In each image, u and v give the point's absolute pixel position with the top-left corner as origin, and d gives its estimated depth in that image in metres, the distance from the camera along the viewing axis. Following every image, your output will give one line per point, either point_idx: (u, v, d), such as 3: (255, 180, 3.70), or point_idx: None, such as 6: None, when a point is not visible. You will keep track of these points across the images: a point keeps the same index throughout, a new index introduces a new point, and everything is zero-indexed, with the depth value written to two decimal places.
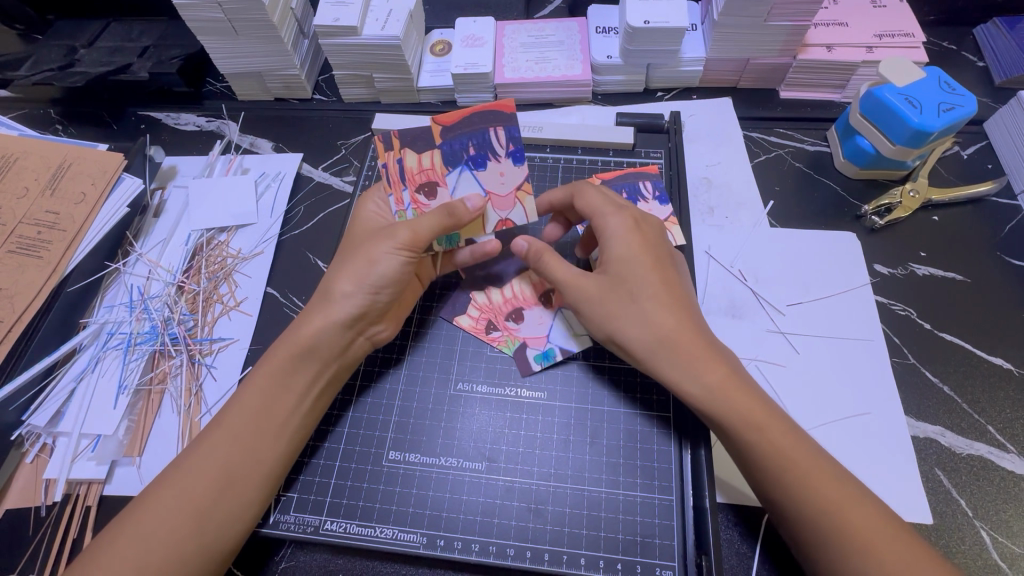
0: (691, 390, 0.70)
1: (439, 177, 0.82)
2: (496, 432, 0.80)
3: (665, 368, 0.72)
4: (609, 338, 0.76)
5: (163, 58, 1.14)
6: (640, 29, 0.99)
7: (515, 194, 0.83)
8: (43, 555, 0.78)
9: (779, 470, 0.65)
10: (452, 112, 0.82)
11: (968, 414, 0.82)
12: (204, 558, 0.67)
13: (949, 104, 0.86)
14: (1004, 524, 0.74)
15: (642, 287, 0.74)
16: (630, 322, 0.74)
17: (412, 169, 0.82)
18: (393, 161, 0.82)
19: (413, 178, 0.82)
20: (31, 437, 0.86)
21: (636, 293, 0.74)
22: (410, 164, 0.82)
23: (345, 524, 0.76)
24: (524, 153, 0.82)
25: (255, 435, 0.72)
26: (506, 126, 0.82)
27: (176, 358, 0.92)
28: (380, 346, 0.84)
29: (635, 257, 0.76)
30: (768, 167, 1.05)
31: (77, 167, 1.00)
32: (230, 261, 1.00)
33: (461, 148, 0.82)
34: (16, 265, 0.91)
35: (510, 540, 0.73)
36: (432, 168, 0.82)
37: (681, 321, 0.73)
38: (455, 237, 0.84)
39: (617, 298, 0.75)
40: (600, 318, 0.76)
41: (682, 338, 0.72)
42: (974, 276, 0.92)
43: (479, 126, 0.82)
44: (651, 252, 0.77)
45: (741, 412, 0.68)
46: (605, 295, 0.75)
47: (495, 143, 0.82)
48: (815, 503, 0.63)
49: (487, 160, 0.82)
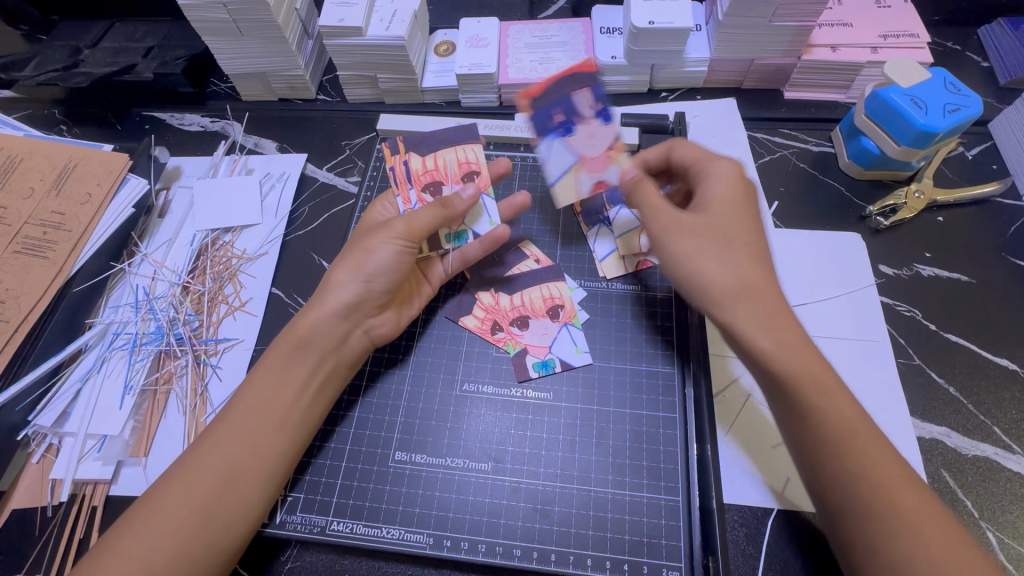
0: (762, 342, 0.68)
1: (441, 175, 0.89)
2: (502, 432, 0.80)
3: (745, 312, 0.69)
4: (687, 278, 0.74)
5: (168, 58, 1.15)
6: (644, 29, 0.99)
7: (606, 153, 0.87)
8: (50, 554, 0.78)
9: (827, 444, 0.64)
10: (536, 85, 0.87)
11: (974, 415, 0.82)
12: (211, 557, 0.67)
13: (953, 105, 0.86)
14: (1010, 525, 0.74)
15: (735, 233, 0.74)
16: (715, 261, 0.72)
17: (417, 170, 0.89)
18: (400, 164, 0.89)
19: (418, 178, 0.88)
20: (36, 437, 0.86)
21: (728, 236, 0.74)
22: (415, 166, 0.89)
23: (351, 524, 0.76)
24: (611, 111, 0.87)
25: (262, 434, 0.72)
26: (591, 87, 0.87)
27: (182, 359, 0.92)
28: (383, 342, 0.84)
29: (731, 206, 0.76)
30: (772, 168, 1.05)
31: (82, 168, 1.00)
32: (235, 261, 1.00)
33: (550, 115, 0.87)
34: (22, 265, 0.91)
35: (516, 541, 0.73)
36: (435, 168, 0.89)
37: (765, 272, 0.72)
38: (463, 233, 0.87)
39: (707, 238, 0.74)
40: (682, 253, 0.74)
41: (764, 293, 0.70)
42: (979, 277, 0.92)
43: (566, 92, 0.87)
44: (745, 207, 0.77)
45: (809, 369, 0.66)
46: (695, 235, 0.74)
47: (582, 105, 0.86)
48: (862, 479, 0.62)
49: (576, 124, 0.87)
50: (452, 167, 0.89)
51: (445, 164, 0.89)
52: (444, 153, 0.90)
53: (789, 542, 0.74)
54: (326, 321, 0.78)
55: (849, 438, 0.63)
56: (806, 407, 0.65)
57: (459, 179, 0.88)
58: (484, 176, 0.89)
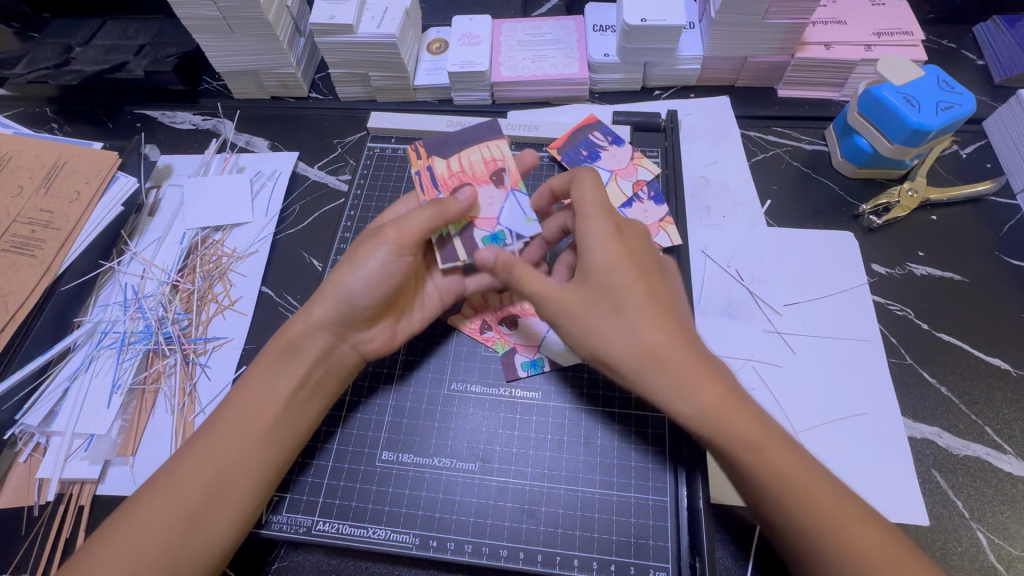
0: (688, 406, 0.64)
1: (469, 176, 0.84)
2: (490, 432, 0.79)
3: (654, 387, 0.66)
4: (594, 355, 0.70)
5: (160, 56, 1.14)
6: (637, 27, 0.99)
7: (632, 163, 0.98)
8: (37, 554, 0.78)
9: (785, 494, 0.59)
10: (557, 137, 1.03)
11: (966, 415, 0.81)
12: (196, 559, 0.66)
13: (947, 103, 0.85)
14: (1001, 526, 0.74)
15: (617, 298, 0.68)
16: (617, 334, 0.67)
17: (443, 174, 0.85)
18: (424, 168, 0.86)
19: (444, 182, 0.84)
20: (24, 436, 0.86)
21: (623, 300, 0.68)
22: (440, 170, 0.85)
23: (338, 524, 0.75)
24: (623, 136, 1.01)
25: (248, 434, 0.72)
26: (600, 127, 1.02)
27: (170, 358, 0.92)
28: (371, 359, 0.83)
29: (616, 264, 0.69)
30: (765, 166, 1.04)
31: (71, 166, 0.99)
32: (225, 260, 1.00)
33: (577, 154, 1.00)
34: (10, 264, 0.90)
35: (503, 541, 0.73)
36: (463, 171, 0.85)
37: (660, 330, 0.66)
38: (499, 233, 0.80)
39: (599, 311, 0.69)
40: (584, 334, 0.70)
41: (669, 353, 0.66)
42: (972, 276, 0.91)
43: (581, 135, 1.01)
44: (632, 258, 0.70)
45: (737, 428, 0.62)
46: (587, 306, 0.69)
47: (598, 140, 1.01)
48: (809, 529, 0.58)
49: (599, 152, 1.00)
50: (479, 166, 0.85)
51: (472, 165, 0.85)
52: (469, 153, 0.86)
53: None
54: (321, 335, 0.77)
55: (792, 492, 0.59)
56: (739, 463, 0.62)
57: (488, 178, 0.84)
58: (513, 170, 0.84)
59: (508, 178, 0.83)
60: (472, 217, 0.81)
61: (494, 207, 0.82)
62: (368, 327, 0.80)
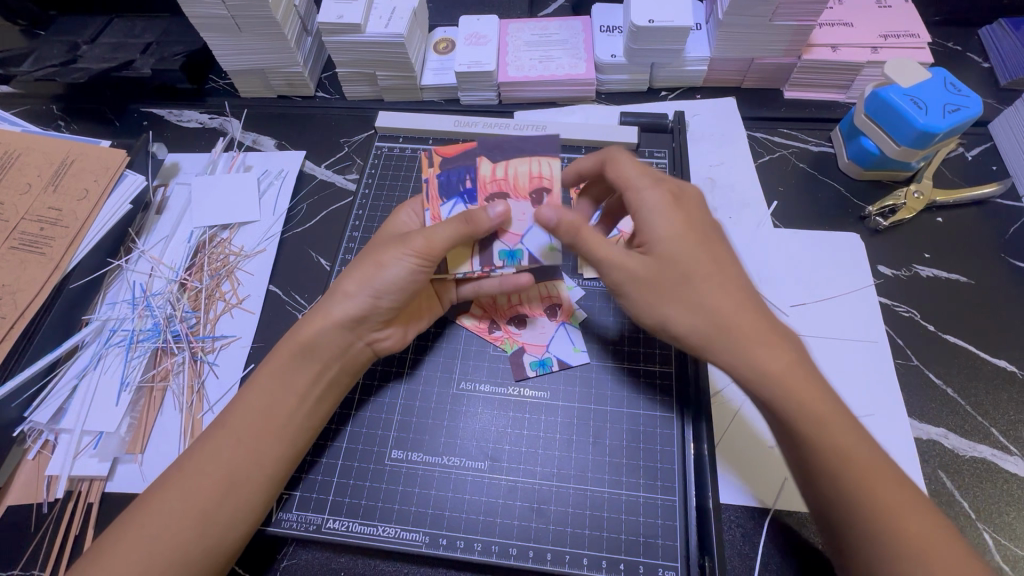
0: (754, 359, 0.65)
1: (510, 187, 0.78)
2: (499, 432, 0.80)
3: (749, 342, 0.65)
4: (660, 328, 0.70)
5: (167, 54, 1.14)
6: (644, 28, 0.99)
7: None
8: (45, 552, 0.78)
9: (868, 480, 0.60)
10: None
11: (971, 416, 0.81)
12: (206, 554, 0.67)
13: (953, 106, 0.86)
14: (1007, 526, 0.74)
15: (689, 272, 0.68)
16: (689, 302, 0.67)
17: (484, 177, 0.79)
18: (435, 177, 0.82)
19: (484, 187, 0.79)
20: (33, 433, 0.86)
21: (688, 272, 0.67)
22: (483, 172, 0.79)
23: (347, 522, 0.76)
24: None
25: (258, 430, 0.72)
26: None
27: (179, 356, 0.92)
28: (383, 354, 0.83)
29: (679, 237, 0.69)
30: (771, 167, 1.05)
31: (79, 163, 0.99)
32: (233, 258, 1.00)
33: None
34: (18, 261, 0.90)
35: (512, 540, 0.73)
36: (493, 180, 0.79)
37: (737, 304, 0.66)
38: (517, 252, 0.78)
39: (666, 285, 0.68)
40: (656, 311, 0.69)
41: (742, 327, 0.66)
42: (978, 278, 0.91)
43: None
44: (696, 235, 0.69)
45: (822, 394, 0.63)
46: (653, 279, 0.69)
47: None
48: (862, 507, 0.59)
49: None
50: (523, 180, 0.77)
51: (516, 176, 0.78)
52: (518, 162, 0.78)
53: (788, 543, 0.73)
54: (336, 333, 0.77)
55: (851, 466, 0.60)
56: (818, 418, 0.62)
57: (528, 195, 0.77)
58: (556, 194, 0.77)
59: (548, 201, 0.77)
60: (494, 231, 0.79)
61: (523, 225, 0.78)
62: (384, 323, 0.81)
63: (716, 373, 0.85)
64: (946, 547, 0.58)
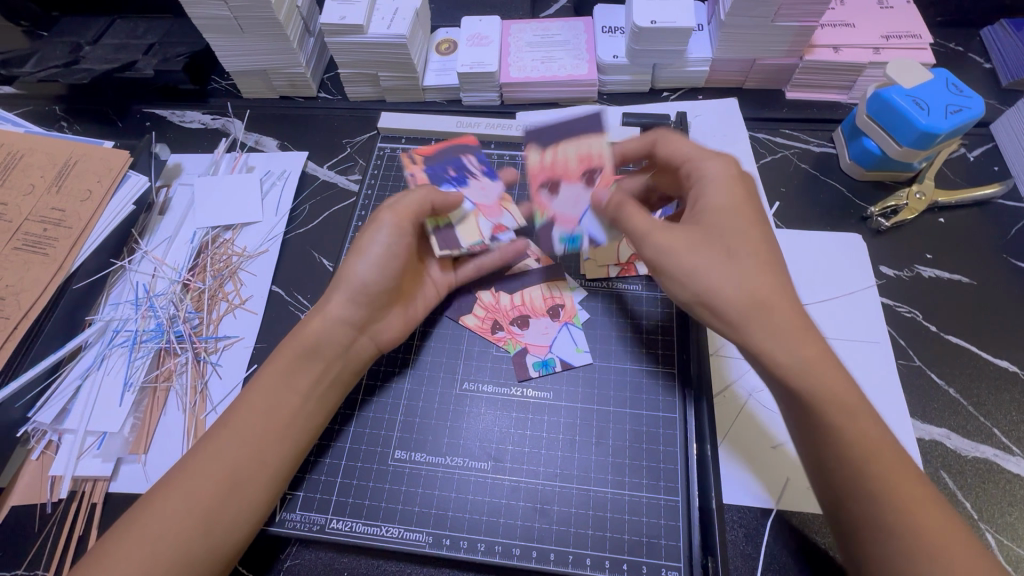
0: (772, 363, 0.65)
1: (563, 170, 0.89)
2: (502, 432, 0.80)
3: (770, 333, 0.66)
4: (696, 297, 0.71)
5: (170, 55, 1.15)
6: (646, 29, 0.99)
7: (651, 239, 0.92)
8: (49, 553, 0.78)
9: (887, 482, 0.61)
10: None
11: (974, 417, 0.81)
12: (209, 554, 0.67)
13: (956, 106, 0.86)
14: (1009, 527, 0.74)
15: (735, 240, 0.70)
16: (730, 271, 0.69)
17: (535, 165, 0.89)
18: (419, 170, 0.91)
19: (537, 174, 0.89)
20: (36, 434, 0.86)
21: (731, 239, 0.70)
22: (534, 160, 0.88)
23: (351, 523, 0.76)
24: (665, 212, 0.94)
25: (262, 431, 0.72)
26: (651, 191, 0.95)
27: (182, 356, 0.92)
28: (386, 349, 0.84)
29: (731, 210, 0.72)
30: (773, 168, 1.05)
31: (83, 164, 1.00)
32: (235, 259, 1.00)
33: None
34: (22, 262, 0.91)
35: (515, 540, 0.73)
36: (464, 167, 0.92)
37: (777, 278, 0.69)
38: (577, 236, 0.89)
39: (710, 249, 0.71)
40: (687, 274, 0.71)
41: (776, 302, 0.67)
42: (980, 278, 0.92)
43: None
44: (746, 208, 0.73)
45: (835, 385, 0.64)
46: (697, 243, 0.71)
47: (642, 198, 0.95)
48: (876, 507, 0.60)
49: None
50: (572, 162, 0.89)
51: (565, 159, 0.89)
52: (565, 148, 0.89)
53: (790, 543, 0.74)
54: (339, 335, 0.77)
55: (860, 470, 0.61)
56: (828, 423, 0.63)
57: (579, 176, 0.89)
58: (605, 172, 0.88)
59: (598, 178, 0.88)
60: (477, 207, 0.88)
61: (577, 207, 0.89)
62: (382, 319, 0.82)
63: (719, 374, 0.86)
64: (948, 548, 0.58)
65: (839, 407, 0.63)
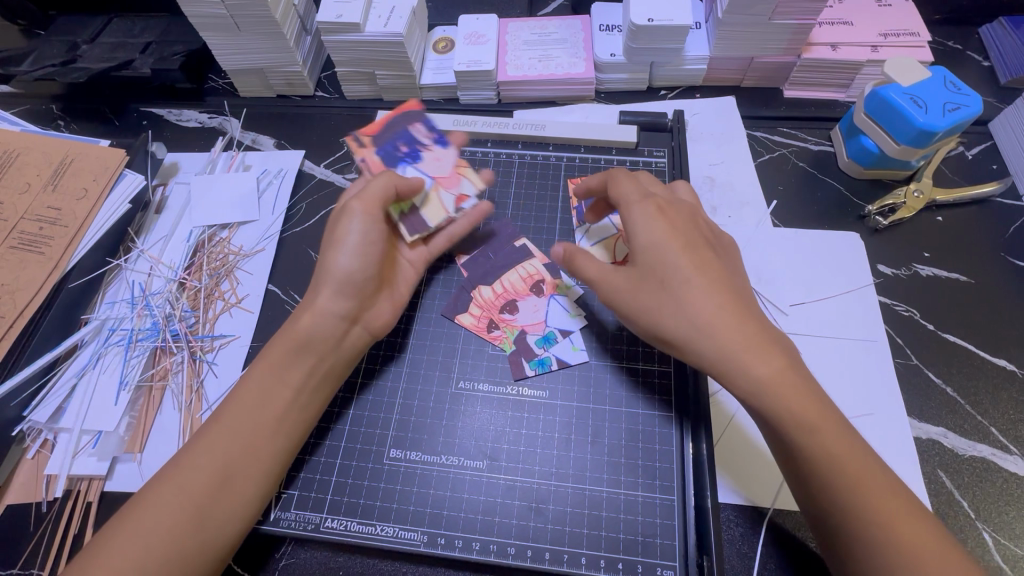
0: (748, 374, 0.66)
1: (513, 294, 0.89)
2: (498, 431, 0.80)
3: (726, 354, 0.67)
4: (650, 333, 0.73)
5: (167, 54, 1.14)
6: (643, 27, 0.99)
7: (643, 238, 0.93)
8: (44, 553, 0.78)
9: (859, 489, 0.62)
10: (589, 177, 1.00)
11: (971, 416, 0.81)
12: (203, 553, 0.66)
13: (953, 105, 0.86)
14: (1007, 526, 0.74)
15: (669, 271, 0.71)
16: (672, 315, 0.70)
17: (489, 298, 0.89)
18: (370, 153, 0.92)
19: (492, 305, 0.89)
20: (31, 433, 0.86)
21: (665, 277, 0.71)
22: (484, 295, 0.90)
23: (345, 522, 0.75)
24: None
25: (256, 431, 0.72)
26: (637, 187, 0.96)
27: (177, 355, 0.92)
28: (381, 335, 0.85)
29: (662, 244, 0.72)
30: (771, 166, 1.04)
31: (79, 163, 0.99)
32: (232, 257, 1.00)
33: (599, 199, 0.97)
34: (17, 261, 0.90)
35: (510, 540, 0.73)
36: (413, 139, 0.93)
37: (714, 300, 0.69)
38: (550, 335, 0.86)
39: (648, 287, 0.72)
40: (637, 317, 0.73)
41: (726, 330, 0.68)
42: (978, 277, 0.91)
43: None
44: (676, 240, 0.73)
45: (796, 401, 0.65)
46: (636, 287, 0.73)
47: None
48: (855, 515, 0.61)
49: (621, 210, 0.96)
50: (519, 283, 0.90)
51: (512, 284, 0.90)
52: (508, 274, 0.91)
53: (786, 542, 0.73)
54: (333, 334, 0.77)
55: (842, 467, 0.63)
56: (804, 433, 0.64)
57: (529, 291, 0.89)
58: (550, 281, 0.90)
59: (546, 287, 0.90)
60: (436, 181, 0.90)
61: (539, 313, 0.88)
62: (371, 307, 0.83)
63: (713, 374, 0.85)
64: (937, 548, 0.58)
65: (805, 424, 0.64)
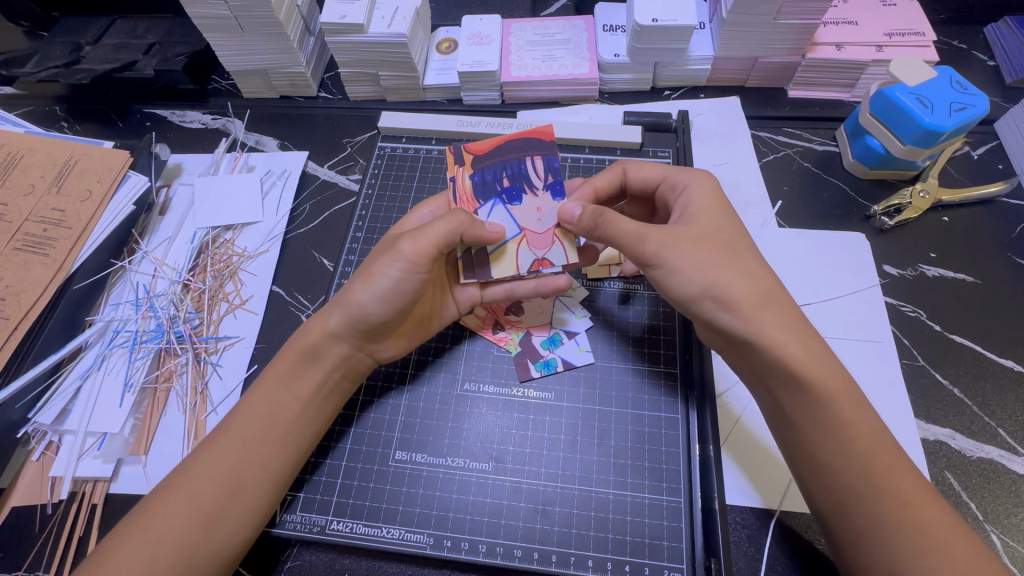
0: (782, 358, 0.67)
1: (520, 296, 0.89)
2: (503, 432, 0.80)
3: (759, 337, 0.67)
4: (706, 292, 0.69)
5: (170, 55, 1.14)
6: (648, 27, 0.98)
7: None
8: (50, 554, 0.78)
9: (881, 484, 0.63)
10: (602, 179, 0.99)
11: (979, 416, 0.81)
12: (211, 555, 0.67)
13: (959, 104, 0.86)
14: (1016, 528, 0.74)
15: (731, 239, 0.73)
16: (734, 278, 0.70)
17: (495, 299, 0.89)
18: (462, 176, 0.81)
19: (498, 306, 0.88)
20: (37, 434, 0.86)
21: (730, 241, 0.73)
22: None
23: (351, 524, 0.75)
24: None
25: (262, 434, 0.72)
26: None
27: (182, 356, 0.92)
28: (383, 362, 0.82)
29: (723, 214, 0.75)
30: (776, 167, 1.04)
31: (83, 165, 0.99)
32: (236, 259, 1.00)
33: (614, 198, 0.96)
34: (22, 262, 0.90)
35: (517, 541, 0.73)
36: (523, 175, 0.80)
37: (771, 274, 0.72)
38: (556, 335, 0.86)
39: (719, 249, 0.71)
40: (701, 272, 0.70)
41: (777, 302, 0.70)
42: (985, 277, 0.91)
43: None
44: (728, 214, 0.76)
45: (835, 379, 0.67)
46: (703, 243, 0.72)
47: None
48: (882, 500, 0.63)
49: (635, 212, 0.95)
50: None
51: None
52: None
53: (794, 545, 0.73)
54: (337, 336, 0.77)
55: (869, 467, 0.64)
56: (835, 413, 0.66)
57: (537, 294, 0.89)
58: None
59: None
60: (524, 233, 0.79)
61: (544, 315, 0.88)
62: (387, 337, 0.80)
63: (719, 375, 0.85)
64: (943, 551, 0.59)
65: (833, 415, 0.66)
